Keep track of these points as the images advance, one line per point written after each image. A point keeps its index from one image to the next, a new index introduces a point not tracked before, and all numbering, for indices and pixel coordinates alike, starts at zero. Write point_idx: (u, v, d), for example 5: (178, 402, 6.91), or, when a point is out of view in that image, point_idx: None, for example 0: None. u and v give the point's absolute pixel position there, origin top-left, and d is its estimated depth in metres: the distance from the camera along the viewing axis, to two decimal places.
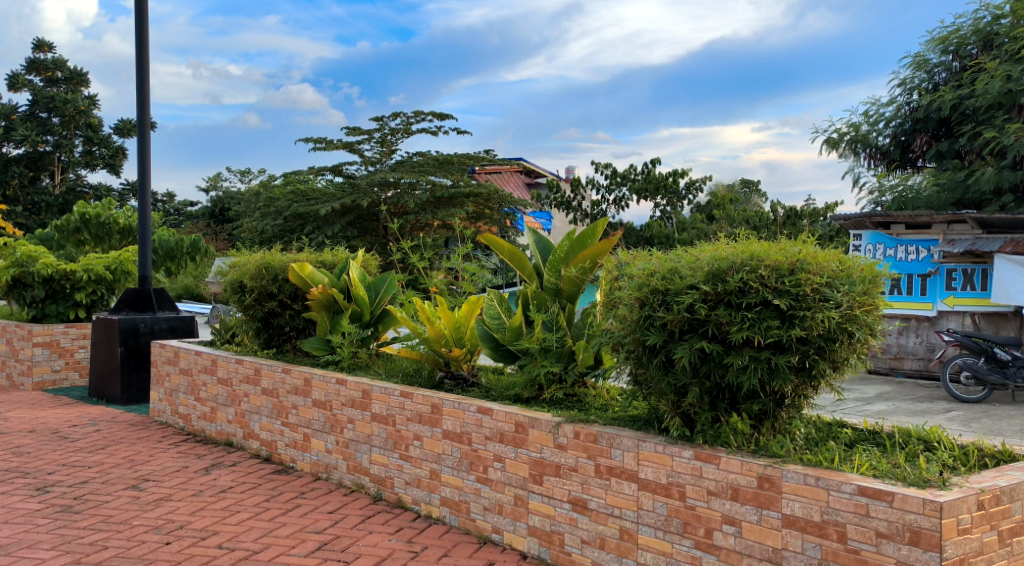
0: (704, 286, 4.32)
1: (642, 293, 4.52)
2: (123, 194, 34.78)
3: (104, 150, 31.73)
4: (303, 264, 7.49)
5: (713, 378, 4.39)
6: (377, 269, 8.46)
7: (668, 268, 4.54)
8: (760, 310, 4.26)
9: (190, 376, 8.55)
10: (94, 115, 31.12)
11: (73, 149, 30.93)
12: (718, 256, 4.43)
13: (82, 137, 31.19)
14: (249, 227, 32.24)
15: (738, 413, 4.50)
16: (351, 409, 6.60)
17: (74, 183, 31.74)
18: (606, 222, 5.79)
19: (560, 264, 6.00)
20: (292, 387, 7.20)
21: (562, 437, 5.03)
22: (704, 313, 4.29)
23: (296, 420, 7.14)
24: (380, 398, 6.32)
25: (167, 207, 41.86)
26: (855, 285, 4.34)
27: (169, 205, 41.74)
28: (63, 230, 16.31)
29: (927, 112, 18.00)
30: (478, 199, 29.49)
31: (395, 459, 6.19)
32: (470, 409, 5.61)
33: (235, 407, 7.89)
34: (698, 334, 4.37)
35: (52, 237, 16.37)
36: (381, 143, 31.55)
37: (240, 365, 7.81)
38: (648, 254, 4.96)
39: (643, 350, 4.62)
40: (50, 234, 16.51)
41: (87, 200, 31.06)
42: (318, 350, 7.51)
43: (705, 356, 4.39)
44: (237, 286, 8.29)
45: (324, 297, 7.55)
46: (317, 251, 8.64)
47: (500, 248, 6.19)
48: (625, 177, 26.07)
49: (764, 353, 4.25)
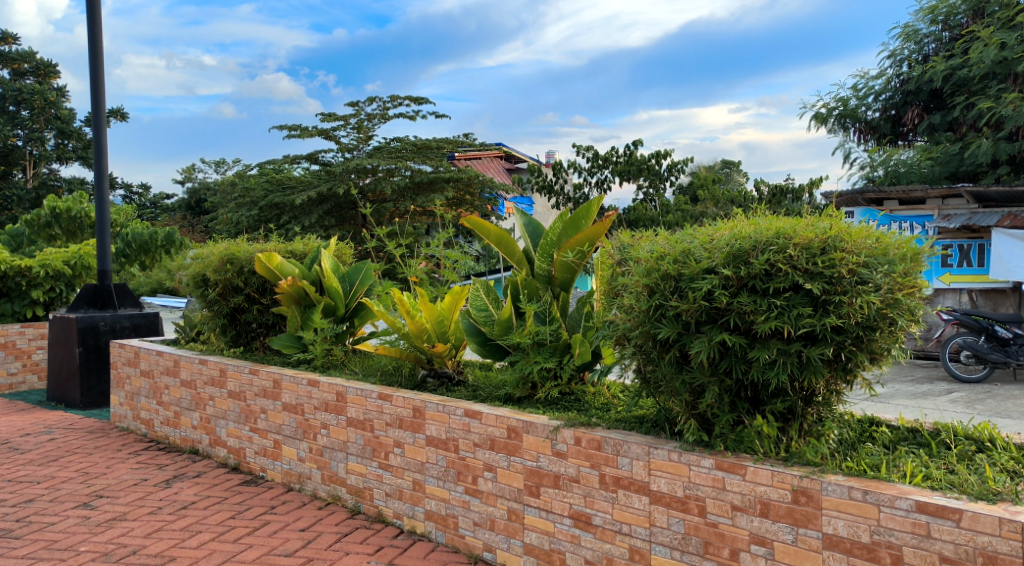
0: (723, 269, 3.75)
1: (651, 279, 3.93)
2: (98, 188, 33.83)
3: (76, 142, 30.71)
4: (271, 254, 6.84)
5: (735, 375, 3.82)
6: (352, 258, 7.83)
7: (680, 250, 3.96)
8: (789, 296, 3.70)
9: (152, 378, 7.87)
10: (65, 107, 30.00)
11: (44, 142, 29.95)
12: (739, 235, 3.85)
13: (54, 130, 30.11)
14: (225, 218, 31.32)
15: (763, 415, 3.92)
16: (325, 413, 5.98)
17: (47, 177, 30.64)
18: (600, 198, 5.18)
19: (551, 248, 5.41)
20: (260, 389, 6.57)
21: (562, 443, 4.45)
22: (726, 301, 3.72)
23: (265, 425, 6.51)
24: (356, 401, 5.72)
25: (142, 200, 40.80)
26: (895, 265, 3.77)
27: (145, 197, 40.71)
28: (33, 225, 15.53)
29: (918, 84, 17.58)
30: (459, 184, 28.73)
31: (374, 468, 5.59)
32: (456, 412, 5.02)
33: (200, 412, 7.23)
34: (718, 325, 3.80)
35: (21, 233, 15.55)
36: (358, 129, 30.73)
37: (205, 366, 7.15)
38: (658, 234, 4.38)
39: (653, 344, 4.03)
40: (20, 230, 15.70)
41: (59, 195, 29.99)
42: (289, 348, 6.92)
43: (725, 350, 3.82)
44: (200, 279, 7.59)
45: (294, 291, 6.90)
46: (287, 240, 7.98)
47: (485, 233, 5.52)
48: (606, 160, 25.39)
49: (794, 346, 3.69)
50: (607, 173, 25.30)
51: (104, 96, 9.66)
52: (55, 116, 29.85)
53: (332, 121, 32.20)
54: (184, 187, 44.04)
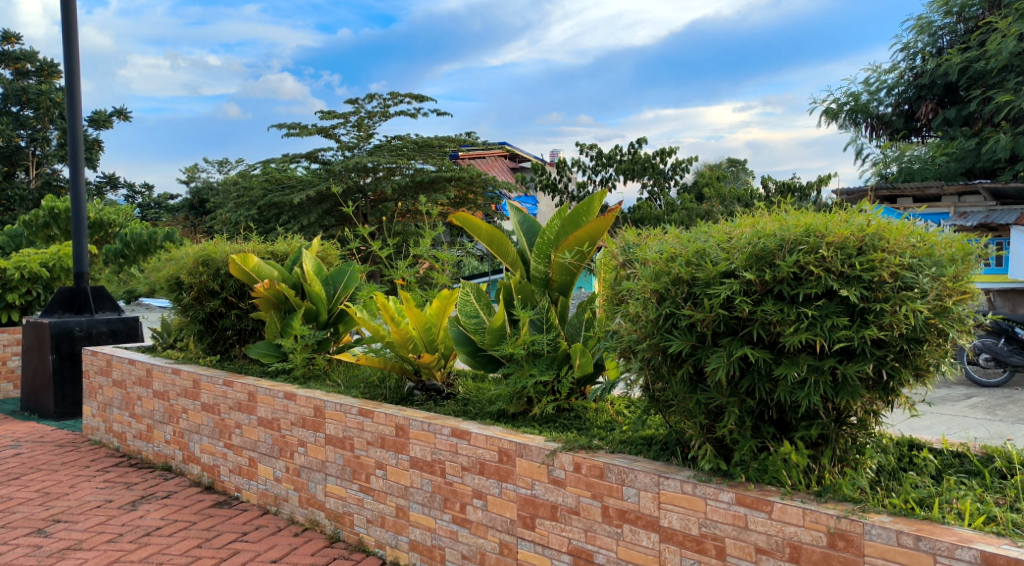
0: (745, 273, 3.22)
1: (661, 284, 3.42)
2: (100, 190, 33.44)
3: None
4: (247, 255, 6.34)
5: (759, 396, 3.30)
6: (338, 259, 7.33)
7: (694, 251, 3.44)
8: (822, 305, 3.17)
9: (124, 389, 7.37)
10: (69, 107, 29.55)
11: (47, 142, 29.52)
12: (761, 232, 3.33)
13: (58, 130, 29.66)
14: (225, 218, 30.82)
15: (791, 441, 3.40)
16: (302, 429, 5.47)
17: (50, 177, 30.18)
18: (599, 194, 4.67)
19: (548, 248, 4.87)
20: (234, 402, 6.06)
21: (559, 470, 3.94)
22: (748, 310, 3.20)
23: (240, 442, 6.01)
24: (334, 416, 5.21)
25: (144, 201, 40.34)
26: (943, 266, 3.24)
27: (146, 198, 40.26)
28: (30, 225, 15.17)
29: (932, 77, 17.13)
30: (461, 183, 28.23)
31: (354, 491, 5.08)
32: (442, 432, 4.51)
33: (173, 425, 6.73)
34: (739, 338, 3.28)
35: (19, 234, 15.15)
36: (358, 127, 30.22)
37: (177, 377, 6.65)
38: (669, 232, 3.87)
39: (664, 359, 3.51)
40: (16, 230, 15.30)
41: (61, 196, 29.50)
42: (267, 357, 6.43)
43: (747, 366, 3.30)
44: (174, 283, 7.05)
45: (272, 295, 6.39)
46: (269, 241, 7.48)
47: (475, 232, 4.98)
48: (610, 158, 24.75)
49: (828, 362, 3.17)
50: (612, 172, 24.69)
51: (77, 87, 9.13)
52: (57, 116, 29.54)
53: (331, 120, 31.71)
54: (187, 187, 43.58)
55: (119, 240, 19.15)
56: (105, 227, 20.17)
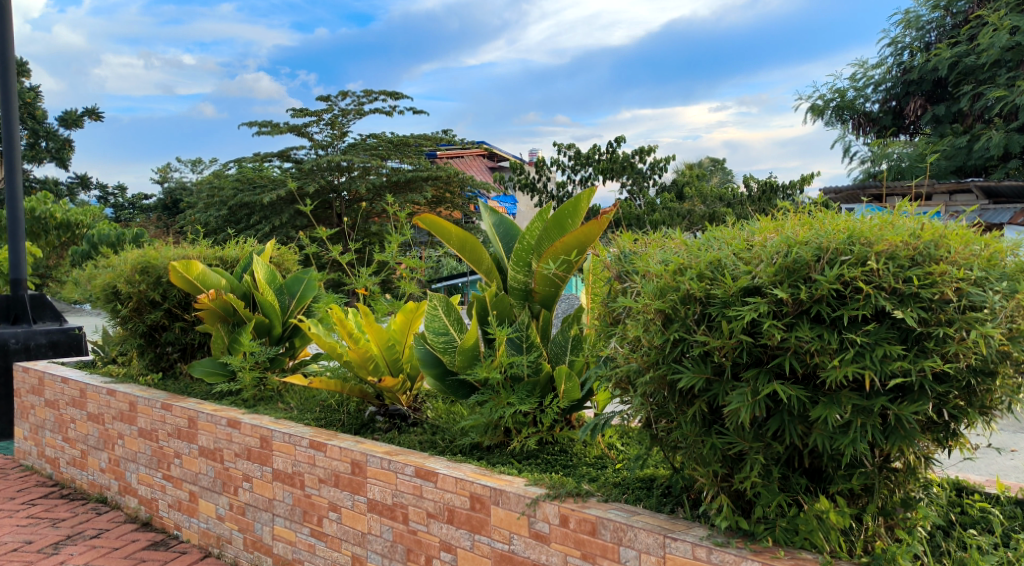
0: (774, 290, 2.60)
1: (668, 303, 2.79)
2: (69, 191, 32.29)
3: (51, 143, 29.10)
4: (191, 262, 5.62)
5: (789, 441, 2.68)
6: (296, 265, 6.63)
7: (709, 262, 2.82)
8: (872, 330, 2.55)
9: (57, 410, 6.61)
10: (41, 106, 28.35)
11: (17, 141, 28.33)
12: (792, 239, 2.70)
13: (28, 129, 28.44)
14: (194, 218, 29.79)
15: (826, 494, 2.79)
16: (247, 462, 4.78)
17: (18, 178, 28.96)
18: (588, 192, 3.99)
19: (529, 254, 4.21)
20: (173, 428, 5.34)
21: (543, 522, 3.31)
22: (779, 336, 2.57)
23: (179, 473, 5.28)
24: (283, 448, 4.53)
25: (113, 202, 39.09)
26: (1015, 280, 2.63)
27: (115, 199, 39.03)
28: None
29: (921, 72, 16.79)
30: (437, 183, 27.49)
31: (305, 536, 4.40)
32: (405, 471, 3.85)
33: (107, 452, 5.97)
34: (766, 371, 2.65)
35: None
36: (331, 125, 29.40)
37: (112, 398, 5.89)
38: (674, 239, 3.23)
39: (670, 394, 2.88)
40: None
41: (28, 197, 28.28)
42: (213, 376, 5.71)
43: (775, 405, 2.68)
44: (111, 292, 6.30)
45: (219, 307, 5.68)
46: (219, 244, 6.76)
47: (444, 238, 4.31)
48: (589, 157, 24.12)
49: (878, 402, 2.55)
50: (591, 171, 24.07)
51: (13, 76, 8.31)
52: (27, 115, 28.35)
53: (304, 118, 30.85)
54: (160, 186, 42.48)
55: (86, 242, 18.53)
56: (72, 228, 19.47)
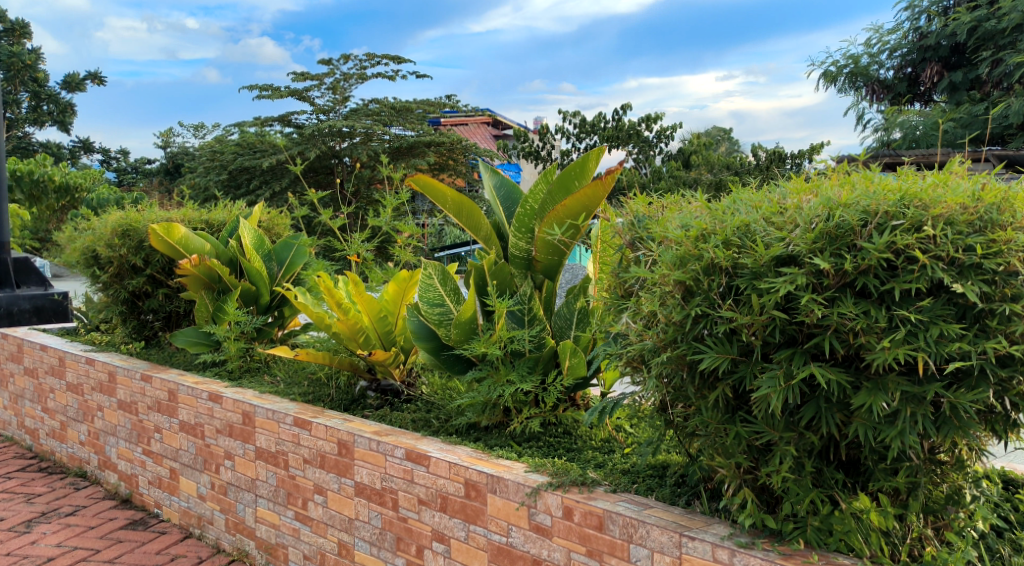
0: (814, 259, 2.26)
1: (689, 273, 2.45)
2: (70, 156, 31.80)
3: (52, 107, 28.52)
4: (172, 225, 5.27)
5: (826, 431, 2.35)
6: (287, 230, 6.28)
7: (736, 226, 2.46)
8: (926, 306, 2.21)
9: (37, 379, 6.31)
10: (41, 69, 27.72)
11: (16, 104, 27.72)
12: (835, 201, 2.35)
13: (28, 92, 27.84)
14: (193, 184, 29.31)
15: (863, 491, 2.47)
16: (229, 439, 4.48)
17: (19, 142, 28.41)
18: (595, 151, 3.63)
19: (531, 220, 3.87)
20: (153, 402, 5.04)
21: (544, 514, 3.00)
22: (818, 312, 2.23)
23: (159, 449, 4.99)
24: (266, 425, 4.23)
25: (116, 166, 38.63)
26: None
27: (119, 163, 38.58)
28: None
29: (938, 37, 16.27)
30: (440, 149, 26.97)
31: (289, 520, 4.11)
32: (395, 454, 3.55)
33: (87, 425, 5.67)
34: (802, 352, 2.31)
35: None
36: (333, 90, 28.81)
37: (91, 368, 5.58)
38: (696, 202, 2.87)
39: (691, 377, 2.55)
40: None
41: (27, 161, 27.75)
42: (197, 347, 5.39)
43: (811, 390, 2.34)
44: (92, 257, 5.96)
45: (202, 273, 5.35)
46: (206, 208, 6.41)
47: (440, 201, 3.96)
48: (594, 125, 23.55)
49: (932, 390, 2.21)
50: (596, 139, 23.51)
51: None
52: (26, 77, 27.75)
53: (305, 82, 30.25)
54: (162, 151, 41.87)
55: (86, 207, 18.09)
56: (71, 191, 18.91)
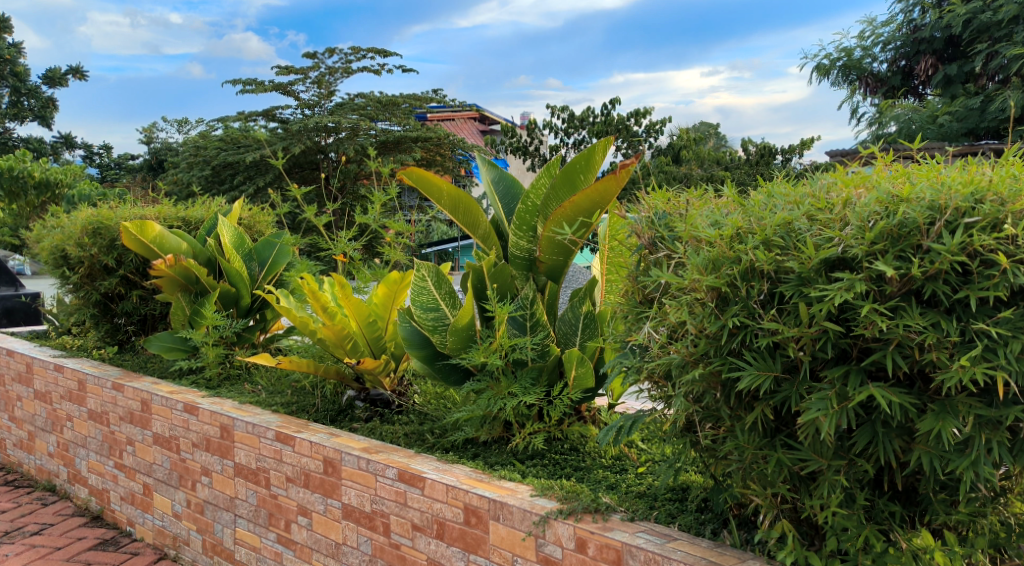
0: (874, 262, 1.97)
1: (725, 278, 2.15)
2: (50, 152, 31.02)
3: (32, 101, 27.70)
4: (146, 222, 4.92)
5: (883, 458, 2.07)
6: (269, 228, 5.94)
7: (779, 224, 2.15)
8: (1003, 316, 1.92)
9: (3, 386, 5.92)
10: (21, 63, 26.92)
11: None
12: (894, 195, 2.05)
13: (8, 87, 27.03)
14: (175, 180, 28.70)
15: (921, 526, 2.18)
16: (205, 454, 4.15)
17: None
18: (606, 143, 3.31)
19: (534, 217, 3.56)
20: (125, 412, 4.69)
21: (554, 545, 2.69)
22: (880, 324, 1.93)
23: (132, 463, 4.64)
24: (246, 440, 3.90)
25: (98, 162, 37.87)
26: None
27: (102, 159, 37.85)
28: None
29: (933, 30, 16.08)
30: (427, 144, 26.55)
31: (271, 542, 3.79)
32: (387, 474, 3.23)
33: (55, 435, 5.30)
34: (857, 369, 2.02)
35: None
36: (318, 84, 28.31)
37: (60, 375, 5.22)
38: (725, 197, 2.57)
39: (725, 396, 2.25)
40: None
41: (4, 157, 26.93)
42: (173, 353, 5.04)
43: (867, 412, 2.05)
44: (60, 256, 5.58)
45: (178, 274, 5.00)
46: (183, 204, 6.05)
47: (434, 196, 3.63)
48: (583, 119, 23.19)
49: (1010, 413, 1.93)
50: (586, 134, 23.16)
51: None
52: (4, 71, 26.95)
53: (290, 76, 29.72)
54: (145, 146, 41.09)
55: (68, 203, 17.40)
56: (52, 187, 17.85)
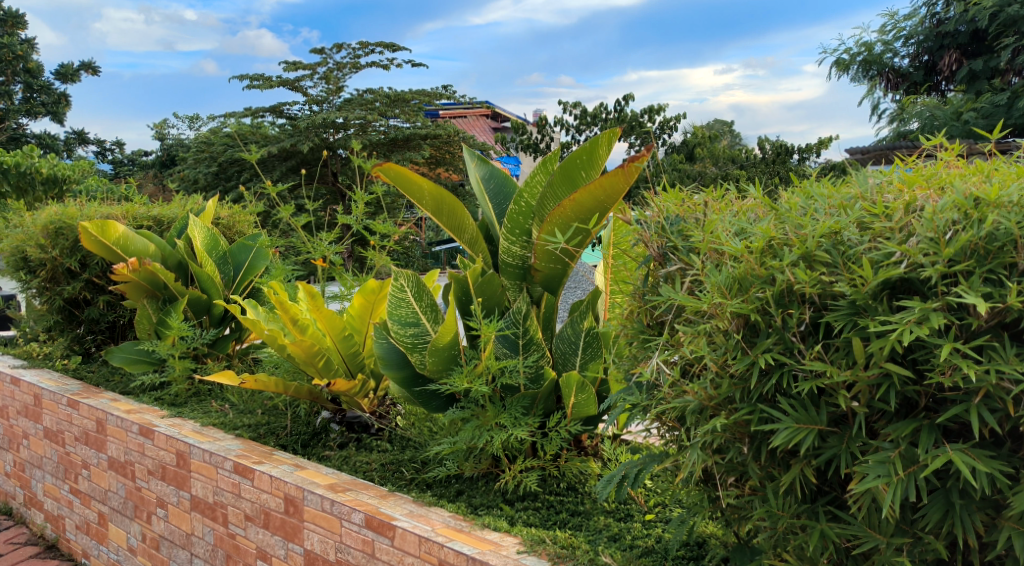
0: (954, 286, 1.50)
1: (755, 303, 1.68)
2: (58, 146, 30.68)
3: None
4: (108, 223, 4.47)
5: (960, 538, 1.59)
6: (250, 229, 5.51)
7: (824, 233, 1.67)
8: None
9: None
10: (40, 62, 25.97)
11: None
12: (979, 196, 1.58)
13: None
14: (182, 176, 28.29)
15: None
16: (161, 483, 3.71)
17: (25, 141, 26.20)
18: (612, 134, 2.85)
19: (529, 219, 3.12)
20: (81, 432, 4.26)
21: None
22: (963, 367, 1.46)
23: (87, 488, 4.22)
24: (202, 469, 3.46)
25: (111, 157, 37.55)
26: None
27: (115, 154, 37.58)
28: None
29: (957, 23, 15.50)
30: (436, 141, 26.07)
31: None
32: (352, 519, 2.78)
33: (13, 454, 4.89)
34: (931, 425, 1.54)
35: None
36: (326, 80, 27.87)
37: (17, 389, 4.80)
38: (751, 199, 2.10)
39: (754, 451, 1.77)
40: None
41: None
42: (137, 365, 4.59)
43: (942, 479, 1.58)
44: (21, 258, 5.15)
45: (143, 279, 4.57)
46: (157, 203, 5.62)
47: (414, 195, 3.16)
48: (595, 116, 22.63)
49: None
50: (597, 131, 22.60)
51: None
52: None
53: (298, 71, 29.32)
54: (157, 142, 40.77)
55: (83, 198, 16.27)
56: (65, 187, 11.90)
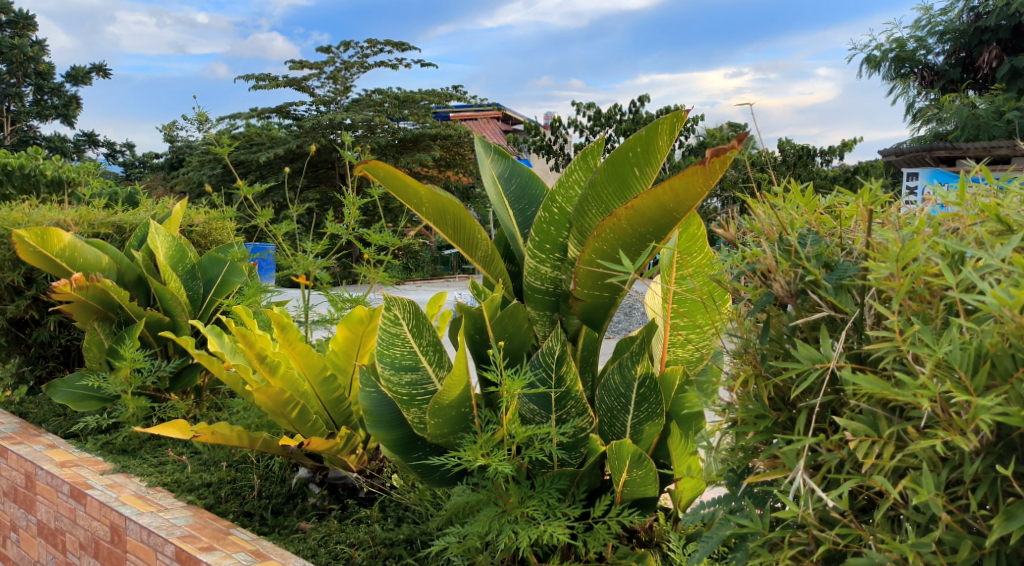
0: None
1: None
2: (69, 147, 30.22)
3: None
4: (49, 230, 3.69)
5: None
6: (229, 238, 4.75)
7: None
8: None
9: None
10: None
11: None
12: None
13: None
14: (186, 178, 27.57)
15: None
16: (95, 560, 2.95)
17: None
18: (678, 118, 2.01)
19: (565, 229, 2.35)
20: (9, 487, 3.51)
21: None
22: None
23: (16, 555, 3.48)
24: (139, 551, 2.70)
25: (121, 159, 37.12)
26: None
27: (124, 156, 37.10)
28: None
29: (998, 17, 14.69)
30: (447, 143, 25.36)
31: None
32: None
33: None
34: None
35: None
36: (333, 80, 27.13)
37: None
38: (943, 205, 1.35)
39: None
40: None
41: None
42: (80, 403, 3.78)
43: None
44: None
45: (92, 299, 3.79)
46: (122, 206, 4.86)
47: (412, 201, 2.36)
48: (610, 117, 21.81)
49: None
50: (613, 133, 21.79)
51: None
52: None
53: (304, 71, 28.57)
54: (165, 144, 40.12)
55: None
56: None
